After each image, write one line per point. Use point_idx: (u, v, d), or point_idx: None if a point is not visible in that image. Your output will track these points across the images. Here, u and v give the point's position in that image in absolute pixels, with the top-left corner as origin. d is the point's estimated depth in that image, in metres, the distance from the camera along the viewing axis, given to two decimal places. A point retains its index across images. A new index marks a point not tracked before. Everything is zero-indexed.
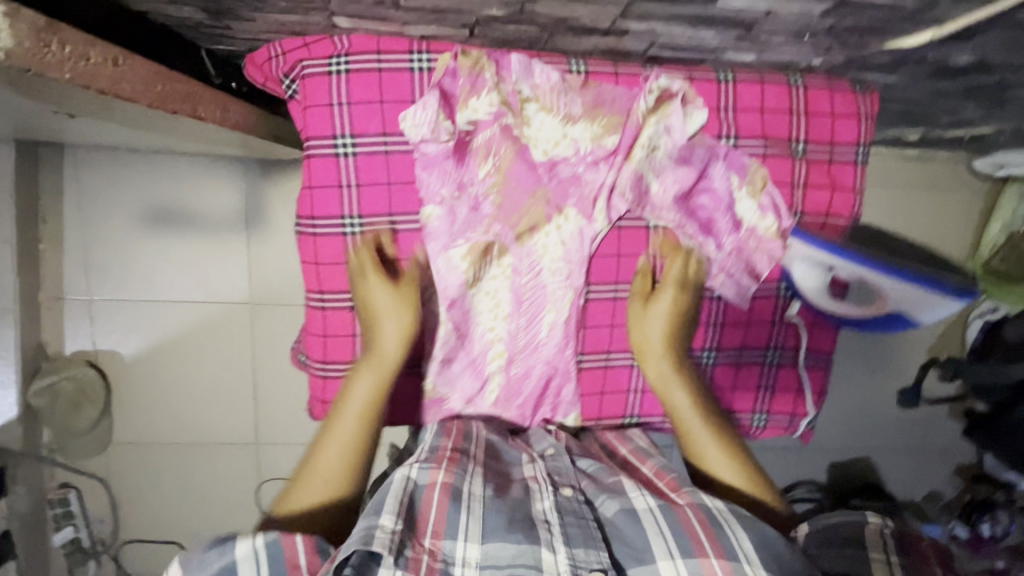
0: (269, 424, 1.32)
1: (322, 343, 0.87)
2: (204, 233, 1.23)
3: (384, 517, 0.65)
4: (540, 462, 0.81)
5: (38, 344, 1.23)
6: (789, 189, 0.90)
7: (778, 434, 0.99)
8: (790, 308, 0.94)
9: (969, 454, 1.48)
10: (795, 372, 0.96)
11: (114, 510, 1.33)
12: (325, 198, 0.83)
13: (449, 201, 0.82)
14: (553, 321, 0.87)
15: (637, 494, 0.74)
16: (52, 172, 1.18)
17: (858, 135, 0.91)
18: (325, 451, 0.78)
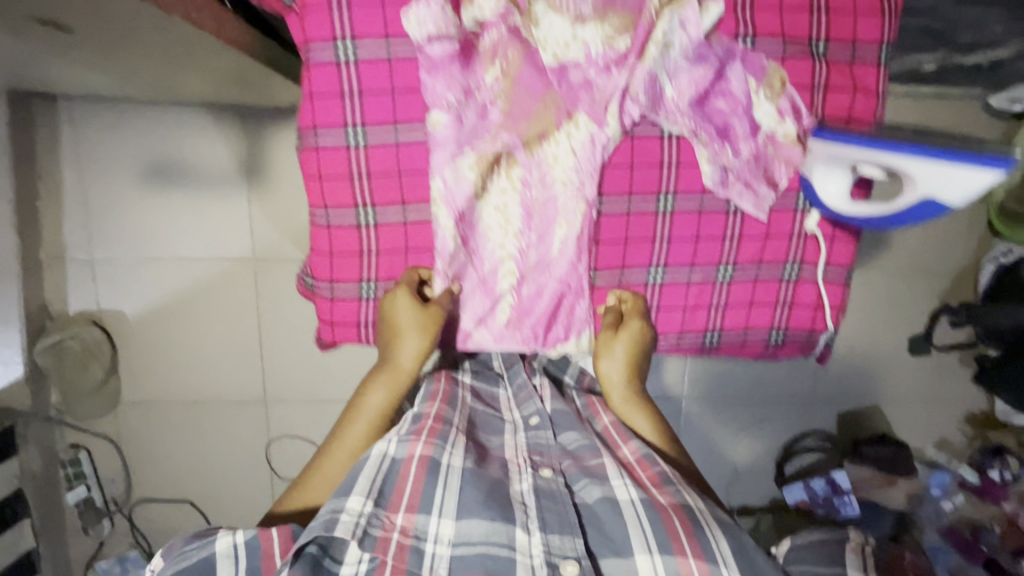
0: (276, 381, 1.32)
1: (329, 261, 0.91)
2: (204, 186, 1.21)
3: (352, 498, 0.68)
4: (521, 435, 0.84)
5: (42, 304, 1.22)
6: (808, 92, 0.89)
7: (796, 353, 1.03)
8: (808, 219, 0.94)
9: (981, 402, 1.47)
10: (814, 287, 0.98)
11: (126, 470, 1.34)
12: (327, 108, 0.85)
13: (456, 109, 0.82)
14: (564, 237, 0.90)
15: (620, 482, 0.74)
16: (46, 126, 1.16)
17: (881, 32, 0.89)
18: (336, 452, 0.82)
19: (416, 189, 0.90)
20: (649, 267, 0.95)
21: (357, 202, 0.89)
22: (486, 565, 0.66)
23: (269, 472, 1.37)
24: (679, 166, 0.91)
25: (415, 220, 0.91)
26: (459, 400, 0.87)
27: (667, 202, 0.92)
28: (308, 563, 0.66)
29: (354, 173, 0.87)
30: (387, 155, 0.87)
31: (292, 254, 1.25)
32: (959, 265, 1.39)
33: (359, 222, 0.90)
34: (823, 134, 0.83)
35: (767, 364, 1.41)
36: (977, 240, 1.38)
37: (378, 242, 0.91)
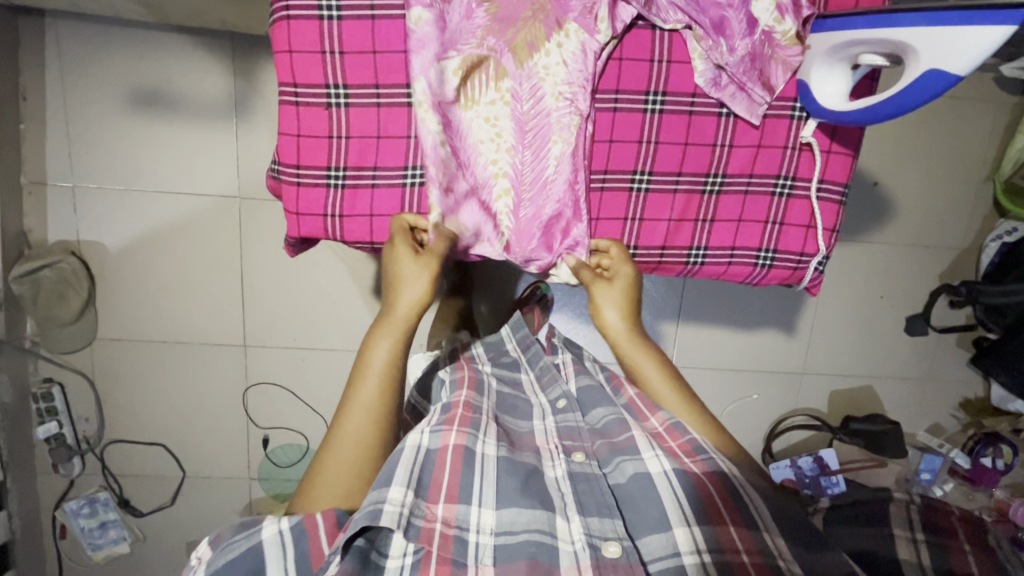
0: (257, 326, 1.29)
1: (296, 142, 0.73)
2: (192, 117, 1.18)
3: (394, 488, 0.59)
4: (549, 418, 0.80)
5: (20, 232, 1.19)
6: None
7: (782, 280, 0.83)
8: (805, 128, 0.75)
9: (976, 388, 1.44)
10: (808, 204, 0.78)
11: (99, 409, 1.31)
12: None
13: (439, 7, 0.68)
14: (561, 154, 0.73)
15: (653, 454, 0.69)
16: (35, 46, 1.14)
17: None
18: (343, 438, 0.67)
19: (393, 70, 0.71)
20: (634, 173, 0.77)
21: (327, 80, 0.71)
22: (532, 555, 0.59)
23: (246, 420, 1.34)
24: (671, 61, 0.73)
25: (390, 102, 0.72)
26: (486, 385, 0.83)
27: (656, 101, 0.74)
28: (356, 558, 0.57)
29: (326, 48, 0.70)
30: (361, 29, 0.70)
31: None
32: (961, 244, 1.36)
33: (327, 103, 0.72)
34: (824, 23, 0.68)
35: (760, 337, 1.38)
36: (980, 219, 1.35)
37: (349, 126, 0.73)
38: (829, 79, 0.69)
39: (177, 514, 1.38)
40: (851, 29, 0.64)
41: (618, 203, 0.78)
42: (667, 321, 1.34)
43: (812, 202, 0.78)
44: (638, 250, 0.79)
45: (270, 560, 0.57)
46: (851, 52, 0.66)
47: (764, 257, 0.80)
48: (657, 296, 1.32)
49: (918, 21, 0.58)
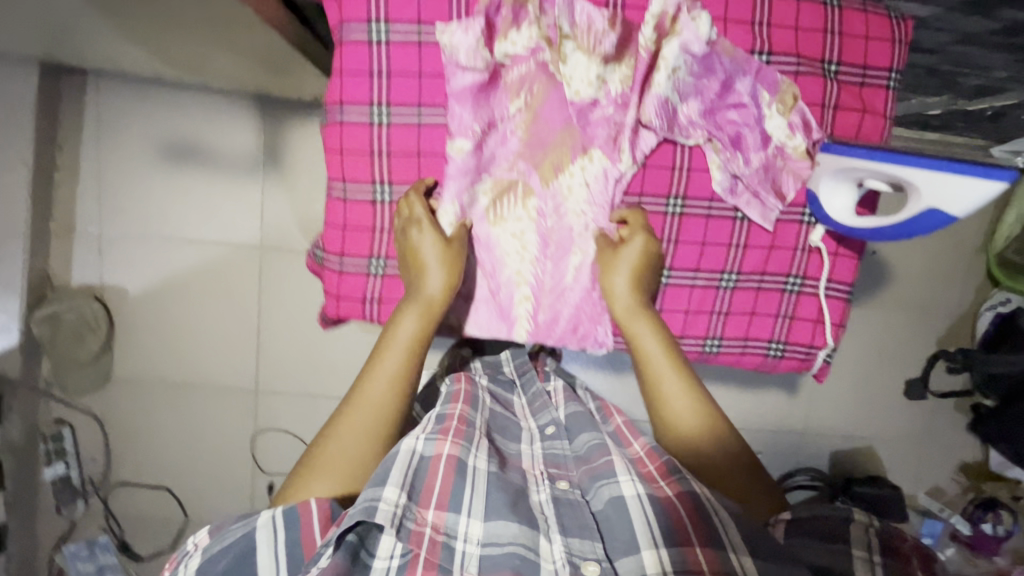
0: (270, 373, 1.31)
1: (341, 235, 0.77)
2: (221, 171, 1.23)
3: (390, 488, 0.63)
4: (537, 445, 0.81)
5: (44, 273, 1.22)
6: (819, 109, 0.76)
7: (793, 369, 0.86)
8: (813, 232, 0.80)
9: (975, 452, 1.46)
10: (817, 299, 0.83)
11: (108, 451, 1.31)
12: (356, 82, 0.73)
13: (480, 137, 0.74)
14: (579, 265, 0.78)
15: (629, 477, 0.69)
16: (75, 100, 1.19)
17: (893, 59, 0.76)
18: (361, 405, 0.71)
19: (437, 171, 0.77)
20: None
21: (374, 177, 0.76)
22: (516, 566, 0.61)
23: (252, 466, 1.33)
24: (691, 170, 0.78)
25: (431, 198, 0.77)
26: (481, 399, 0.82)
27: (676, 205, 0.79)
28: (346, 552, 0.60)
29: (374, 149, 0.75)
30: (409, 133, 0.75)
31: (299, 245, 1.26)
32: (957, 310, 1.40)
33: (374, 198, 0.77)
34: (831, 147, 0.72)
35: (764, 396, 1.40)
36: (974, 288, 1.39)
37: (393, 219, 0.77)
38: (840, 197, 0.74)
39: None
40: (859, 159, 0.69)
41: None
42: None
43: (822, 300, 0.82)
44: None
45: (261, 549, 0.60)
46: (854, 175, 0.71)
47: (774, 349, 0.83)
48: None
49: (919, 165, 0.63)
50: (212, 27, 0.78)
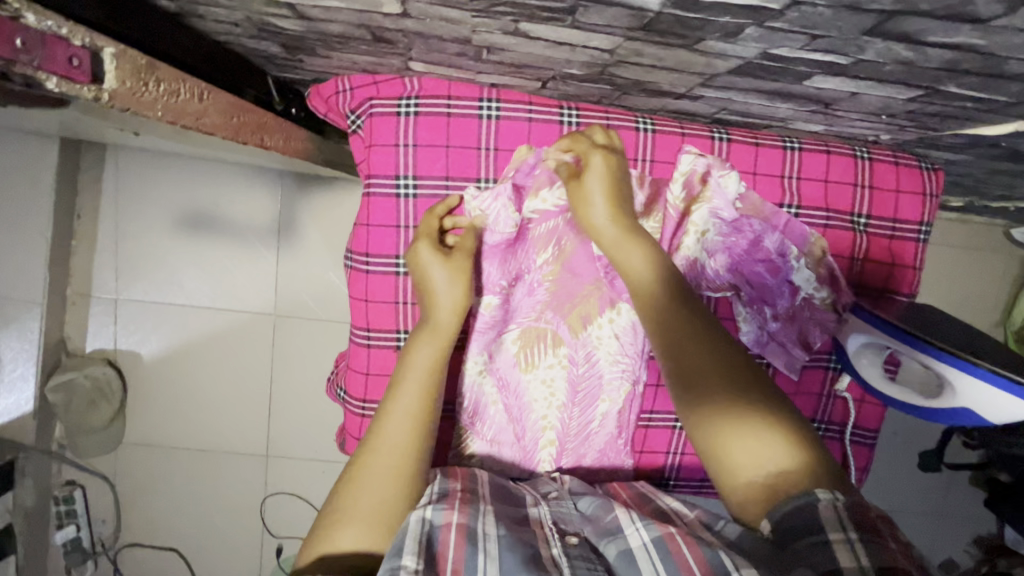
0: (280, 437, 1.31)
1: (364, 382, 0.67)
2: (236, 240, 1.23)
3: (407, 555, 0.44)
4: (544, 504, 0.58)
5: (60, 338, 1.23)
6: (846, 264, 0.67)
7: None
8: (840, 381, 0.71)
9: (989, 524, 1.43)
10: (840, 445, 0.73)
11: (117, 512, 1.31)
12: (382, 234, 0.65)
13: (507, 290, 0.67)
14: (607, 413, 0.68)
15: (638, 526, 0.51)
16: (94, 170, 1.20)
17: (924, 214, 0.68)
18: (379, 448, 0.53)
19: None
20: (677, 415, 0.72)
21: (397, 326, 0.66)
22: None
23: (260, 528, 1.33)
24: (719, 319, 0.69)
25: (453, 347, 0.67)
26: (481, 476, 0.62)
27: None
28: None
29: (401, 299, 0.66)
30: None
31: (314, 314, 1.26)
32: None
33: (397, 343, 0.67)
34: (861, 313, 0.65)
35: None
36: None
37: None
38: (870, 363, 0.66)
39: None
40: (891, 336, 0.61)
41: (659, 438, 0.73)
42: None
43: (846, 446, 0.73)
44: (676, 481, 0.75)
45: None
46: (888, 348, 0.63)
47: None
48: None
49: (956, 366, 0.57)
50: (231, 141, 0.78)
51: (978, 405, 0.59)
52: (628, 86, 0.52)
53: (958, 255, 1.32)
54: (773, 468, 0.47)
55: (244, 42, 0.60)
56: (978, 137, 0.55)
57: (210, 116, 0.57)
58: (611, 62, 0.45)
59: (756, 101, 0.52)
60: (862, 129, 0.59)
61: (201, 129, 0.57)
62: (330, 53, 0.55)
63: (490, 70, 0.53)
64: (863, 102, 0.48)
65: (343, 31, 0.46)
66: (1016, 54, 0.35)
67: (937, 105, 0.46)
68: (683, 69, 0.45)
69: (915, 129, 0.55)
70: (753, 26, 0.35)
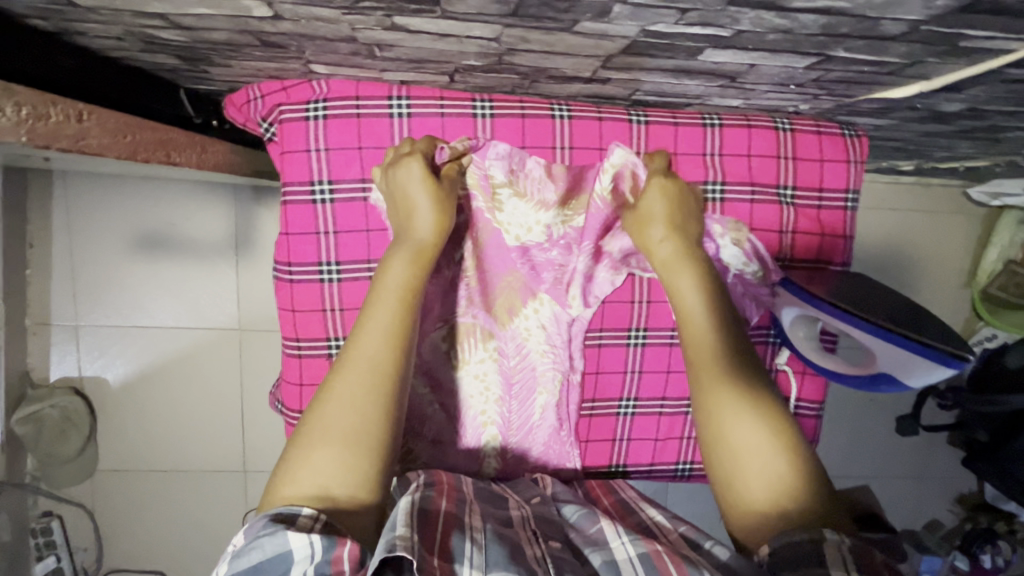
0: (257, 451, 1.30)
1: (297, 393, 0.67)
2: (192, 257, 1.22)
3: (400, 529, 0.46)
4: (527, 507, 0.59)
5: (23, 370, 1.21)
6: (776, 236, 0.68)
7: None
8: (779, 355, 0.71)
9: (971, 483, 1.45)
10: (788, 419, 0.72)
11: (98, 540, 1.30)
12: (302, 242, 0.65)
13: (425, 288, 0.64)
14: (546, 404, 0.68)
15: (622, 539, 0.52)
16: (40, 196, 1.17)
17: (849, 180, 0.69)
18: (354, 364, 0.51)
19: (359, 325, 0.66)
20: (620, 401, 0.73)
21: (328, 334, 0.66)
22: None
23: None
24: (651, 302, 0.71)
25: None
26: (464, 480, 0.60)
27: (638, 337, 0.72)
28: None
29: (328, 306, 0.66)
30: (359, 290, 0.65)
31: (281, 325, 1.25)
32: None
33: (329, 352, 0.67)
34: (790, 286, 0.65)
35: None
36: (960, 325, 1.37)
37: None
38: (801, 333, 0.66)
39: None
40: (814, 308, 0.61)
41: (607, 424, 0.74)
42: None
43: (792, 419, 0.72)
44: (626, 467, 0.76)
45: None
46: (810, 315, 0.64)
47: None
48: None
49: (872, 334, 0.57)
50: None
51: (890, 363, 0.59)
52: (533, 73, 0.51)
53: (919, 219, 1.32)
54: (787, 502, 0.49)
55: (146, 57, 0.59)
56: (891, 100, 0.54)
57: (92, 137, 0.54)
58: (504, 50, 0.44)
59: (662, 80, 0.51)
60: (776, 99, 0.58)
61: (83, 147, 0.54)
62: (229, 61, 0.55)
63: (390, 66, 0.53)
64: (766, 73, 0.47)
65: (228, 37, 0.46)
66: (886, 14, 0.35)
67: (837, 72, 0.46)
68: (574, 52, 0.44)
69: (829, 96, 0.55)
70: (619, 3, 0.34)
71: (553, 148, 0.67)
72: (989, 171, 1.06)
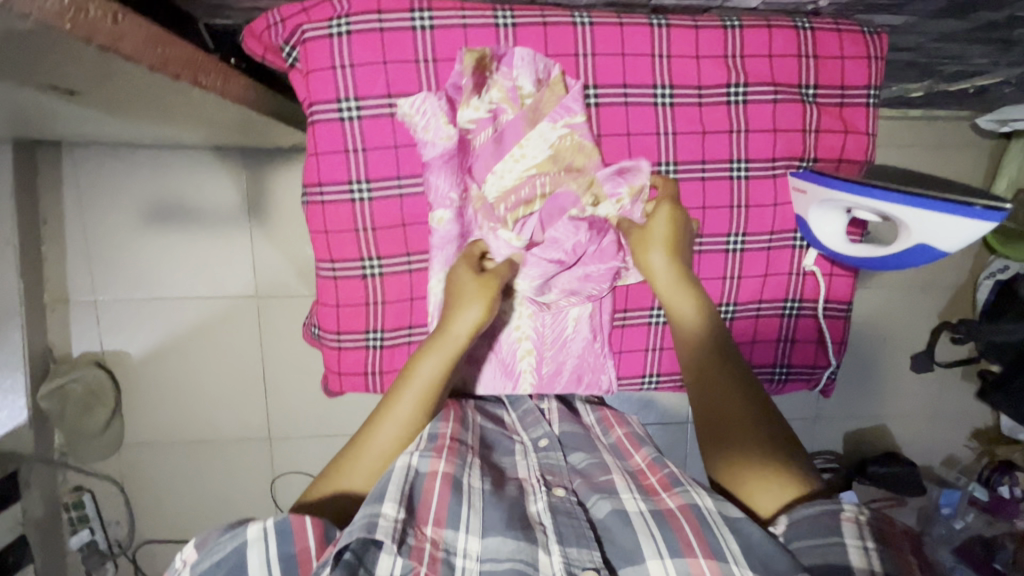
0: (281, 418, 1.31)
1: (336, 313, 0.72)
2: (205, 226, 1.22)
3: (388, 503, 0.55)
4: (531, 455, 0.71)
5: (45, 346, 1.22)
6: (800, 136, 0.72)
7: (799, 390, 0.82)
8: (806, 257, 0.75)
9: (985, 416, 1.47)
10: (814, 321, 0.78)
11: (130, 513, 1.32)
12: (332, 161, 0.68)
13: (460, 204, 0.67)
14: (579, 315, 0.75)
15: (630, 494, 0.63)
16: (51, 171, 1.17)
17: (870, 77, 0.72)
18: (389, 420, 0.64)
19: (388, 242, 0.71)
20: (650, 310, 0.79)
21: (361, 254, 0.71)
22: None
23: (275, 509, 1.35)
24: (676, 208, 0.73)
25: (422, 268, 0.72)
26: (472, 421, 0.72)
27: None
28: (346, 569, 0.51)
29: (360, 226, 0.69)
30: (390, 207, 0.70)
31: (295, 291, 1.26)
32: (955, 283, 1.39)
33: (363, 274, 0.71)
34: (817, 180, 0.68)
35: None
36: (970, 258, 1.38)
37: (385, 293, 0.72)
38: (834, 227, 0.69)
39: None
40: (845, 191, 0.64)
41: (638, 335, 0.80)
42: None
43: (820, 320, 0.78)
44: (659, 377, 0.82)
45: (254, 562, 0.52)
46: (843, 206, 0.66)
47: (779, 373, 0.78)
48: None
49: (905, 203, 0.60)
50: (175, 108, 0.77)
51: (929, 235, 0.61)
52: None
53: (929, 153, 1.31)
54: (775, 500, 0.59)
55: None
56: None
57: (127, 39, 0.52)
58: None
59: None
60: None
61: (122, 53, 0.52)
62: None
63: None
64: None
65: None
66: None
67: None
68: None
69: None
70: None
71: (575, 55, 0.69)
72: (997, 93, 1.06)
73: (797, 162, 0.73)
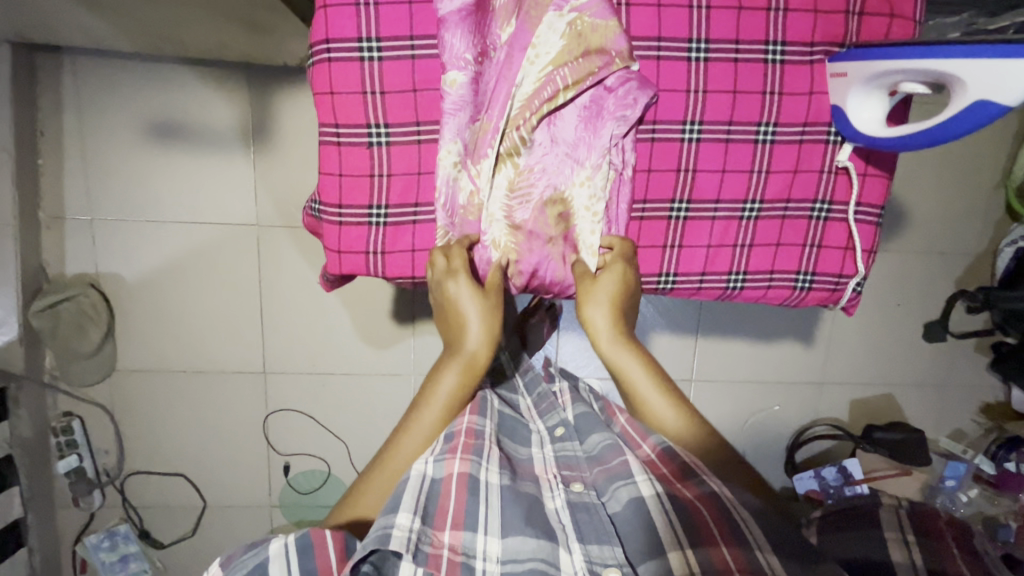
0: (277, 353, 1.28)
1: (337, 182, 0.72)
2: (209, 147, 1.19)
3: (403, 513, 0.54)
4: (548, 448, 0.71)
5: (39, 264, 1.20)
6: (841, 18, 0.73)
7: (821, 301, 0.83)
8: (840, 152, 0.76)
9: (995, 391, 1.44)
10: (845, 225, 0.79)
11: (119, 442, 1.30)
12: (344, 13, 0.67)
13: (476, 68, 0.68)
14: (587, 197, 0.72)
15: (646, 477, 0.62)
16: (52, 81, 1.14)
17: None
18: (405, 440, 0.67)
19: (402, 107, 0.70)
20: (672, 203, 0.76)
21: (369, 120, 0.70)
22: None
23: (266, 447, 1.33)
24: (706, 91, 0.73)
25: (432, 140, 0.72)
26: (489, 405, 0.72)
27: (693, 130, 0.74)
28: None
29: (368, 88, 0.69)
30: (402, 69, 0.69)
31: (297, 221, 1.22)
32: (976, 250, 1.36)
33: (369, 142, 0.71)
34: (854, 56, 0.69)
35: (778, 347, 1.37)
36: (992, 225, 1.34)
37: (391, 165, 0.72)
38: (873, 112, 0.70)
39: (199, 544, 1.37)
40: (885, 59, 0.65)
41: (656, 230, 0.77)
42: (686, 336, 1.34)
43: (851, 223, 0.78)
44: (676, 276, 0.79)
45: None
46: (886, 81, 0.67)
47: (802, 281, 0.79)
48: (674, 312, 1.33)
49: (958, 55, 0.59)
50: None
51: (980, 87, 0.59)
52: None
53: None
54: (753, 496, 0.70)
55: None
56: None
57: None
58: None
59: None
60: None
61: None
62: None
63: None
64: None
65: None
66: None
67: None
68: None
69: None
70: None
71: None
72: None
73: (838, 46, 0.73)
